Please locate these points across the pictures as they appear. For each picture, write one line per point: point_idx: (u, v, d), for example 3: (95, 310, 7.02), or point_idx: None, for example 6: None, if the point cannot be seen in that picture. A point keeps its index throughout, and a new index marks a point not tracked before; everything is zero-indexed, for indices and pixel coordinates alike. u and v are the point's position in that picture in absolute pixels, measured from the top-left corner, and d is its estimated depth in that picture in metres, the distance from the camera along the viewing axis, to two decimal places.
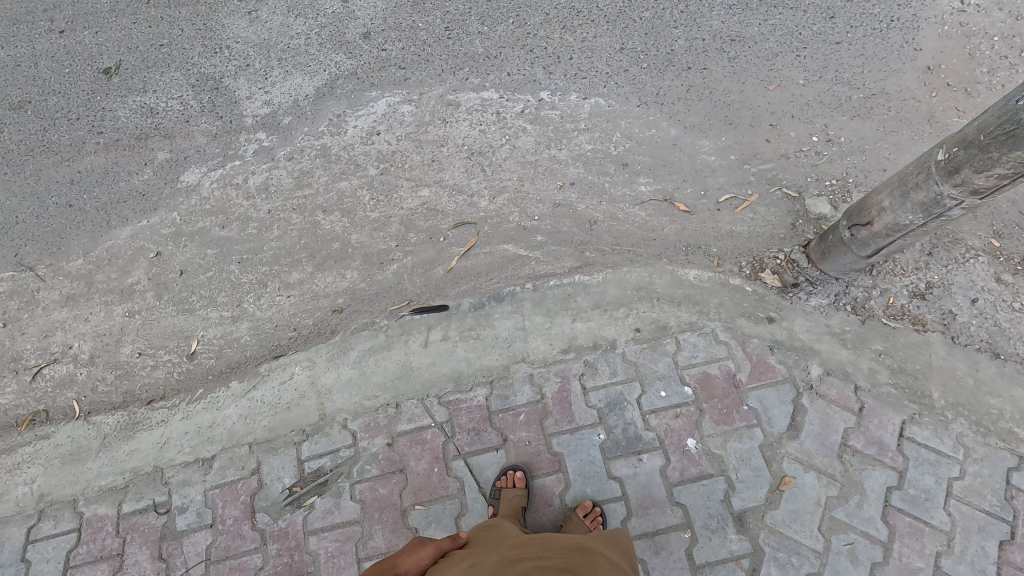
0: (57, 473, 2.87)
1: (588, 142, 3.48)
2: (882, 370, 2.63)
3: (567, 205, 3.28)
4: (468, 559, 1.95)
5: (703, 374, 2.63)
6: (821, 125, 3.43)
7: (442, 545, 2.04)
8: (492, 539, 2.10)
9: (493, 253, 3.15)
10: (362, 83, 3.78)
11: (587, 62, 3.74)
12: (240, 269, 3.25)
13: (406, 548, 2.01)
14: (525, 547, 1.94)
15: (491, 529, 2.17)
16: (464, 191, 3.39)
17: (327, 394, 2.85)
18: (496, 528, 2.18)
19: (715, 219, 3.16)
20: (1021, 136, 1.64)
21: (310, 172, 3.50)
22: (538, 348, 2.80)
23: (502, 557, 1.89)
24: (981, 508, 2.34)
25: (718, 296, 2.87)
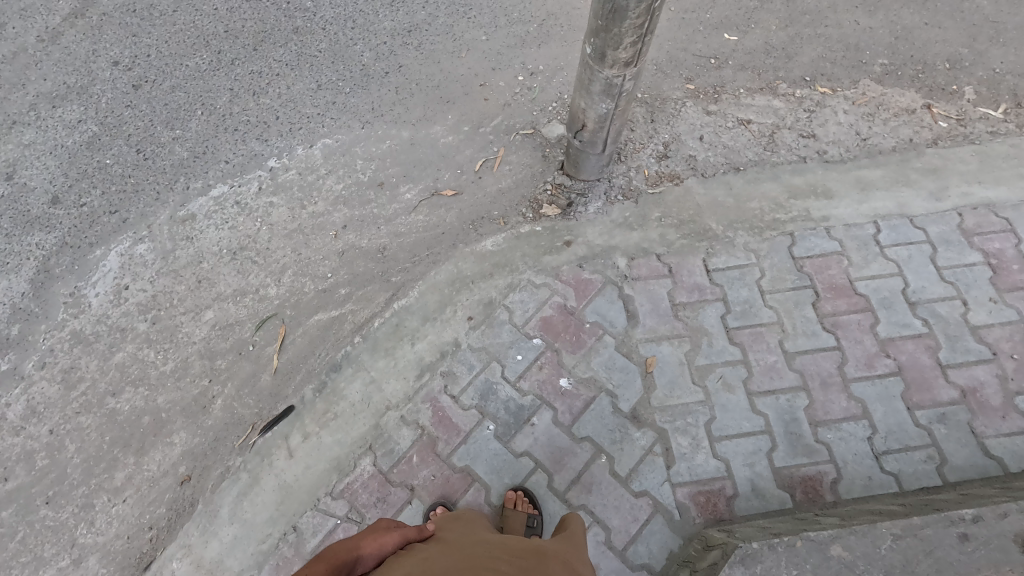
0: None
1: (338, 183, 3.44)
2: (669, 230, 2.95)
3: (351, 248, 3.22)
4: (432, 550, 1.71)
5: (542, 320, 2.74)
6: (519, 64, 3.72)
7: (407, 534, 1.80)
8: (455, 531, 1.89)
9: (309, 331, 3.02)
10: (79, 248, 3.36)
11: (294, 112, 3.68)
12: (52, 508, 2.75)
13: (367, 533, 1.77)
14: (490, 547, 1.74)
15: (456, 521, 1.96)
16: (248, 290, 3.18)
17: (222, 566, 2.54)
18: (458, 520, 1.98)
19: (482, 187, 3.30)
20: (620, 8, 1.92)
21: (74, 367, 3.06)
22: (395, 389, 2.72)
23: (468, 553, 1.68)
24: (789, 288, 2.73)
25: (519, 248, 3.01)
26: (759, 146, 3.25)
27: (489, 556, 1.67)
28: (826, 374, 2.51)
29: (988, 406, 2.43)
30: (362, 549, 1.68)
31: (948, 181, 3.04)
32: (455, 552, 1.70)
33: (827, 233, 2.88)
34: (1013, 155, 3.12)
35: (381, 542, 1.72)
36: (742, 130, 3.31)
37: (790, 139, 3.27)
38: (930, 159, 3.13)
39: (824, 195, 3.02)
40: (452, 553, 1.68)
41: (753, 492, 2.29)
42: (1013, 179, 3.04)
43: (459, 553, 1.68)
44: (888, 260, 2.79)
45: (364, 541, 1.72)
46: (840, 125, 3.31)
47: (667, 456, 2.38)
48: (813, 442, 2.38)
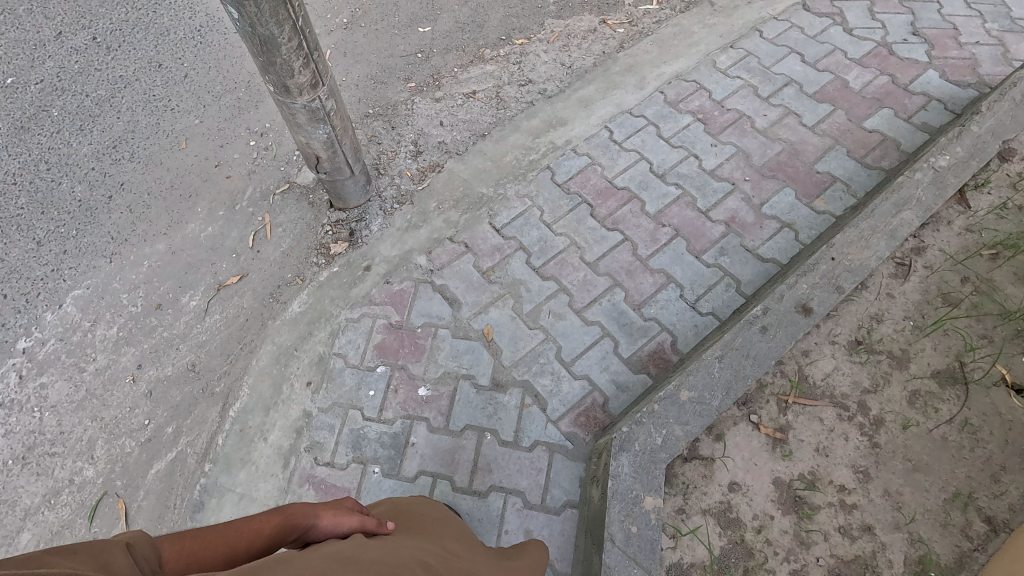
0: None
1: (111, 327, 3.08)
2: (451, 212, 3.08)
3: (157, 383, 2.92)
4: (389, 541, 1.39)
5: (376, 348, 2.72)
6: (245, 131, 3.62)
7: (371, 522, 1.48)
8: (416, 528, 1.57)
9: (151, 489, 2.68)
10: None
11: (23, 281, 3.22)
12: None
13: (335, 503, 1.47)
14: (445, 561, 1.41)
15: (420, 517, 1.64)
16: (59, 487, 2.74)
17: None
18: (421, 515, 1.66)
19: (264, 259, 3.17)
20: (269, 39, 1.98)
21: None
22: (267, 491, 2.52)
23: (421, 556, 1.36)
24: (568, 211, 3.00)
25: (326, 295, 2.95)
26: (492, 108, 3.50)
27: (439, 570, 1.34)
28: (628, 264, 2.80)
29: (748, 224, 2.87)
30: (320, 519, 1.37)
31: (644, 71, 3.52)
32: (408, 547, 1.37)
33: (576, 153, 3.20)
34: (679, 32, 3.70)
35: (342, 521, 1.41)
36: (472, 102, 3.55)
37: (514, 92, 3.56)
38: (624, 61, 3.60)
39: (560, 124, 3.35)
40: (403, 547, 1.36)
41: (619, 389, 2.49)
42: (686, 49, 3.60)
43: (411, 550, 1.36)
44: (629, 152, 3.17)
45: (327, 511, 1.41)
46: (546, 63, 3.68)
47: (540, 402, 2.49)
48: (643, 322, 2.64)
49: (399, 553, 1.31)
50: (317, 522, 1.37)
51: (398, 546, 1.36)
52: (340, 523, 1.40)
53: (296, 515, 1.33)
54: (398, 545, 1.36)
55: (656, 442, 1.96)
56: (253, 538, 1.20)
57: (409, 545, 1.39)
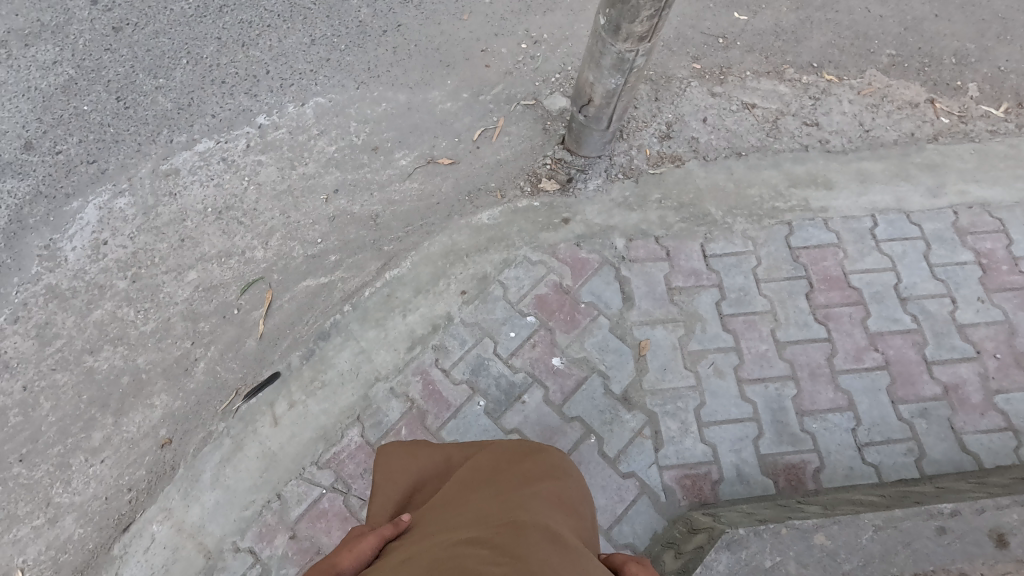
0: None
1: (330, 144, 3.31)
2: (668, 212, 2.92)
3: (342, 213, 3.13)
4: (421, 542, 1.38)
5: (536, 297, 2.72)
6: (523, 32, 3.58)
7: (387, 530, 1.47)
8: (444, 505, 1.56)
9: (296, 297, 2.94)
10: (55, 199, 3.23)
11: (285, 68, 3.51)
12: (27, 466, 2.72)
13: (347, 539, 1.43)
14: (487, 518, 1.39)
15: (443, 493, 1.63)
16: (233, 252, 3.08)
17: (202, 530, 2.50)
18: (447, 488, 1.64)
19: (479, 157, 3.22)
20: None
21: (50, 323, 2.97)
22: (384, 360, 2.69)
23: (462, 534, 1.33)
24: (783, 277, 2.74)
25: (516, 222, 2.96)
26: (762, 131, 3.21)
27: (493, 533, 1.31)
28: (815, 365, 2.54)
29: (969, 402, 2.48)
30: (342, 563, 1.33)
31: (946, 179, 3.04)
32: (445, 537, 1.33)
33: (824, 224, 2.88)
34: (1012, 156, 3.12)
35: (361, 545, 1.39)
36: (746, 114, 3.26)
37: (793, 126, 3.23)
38: (929, 155, 3.12)
39: (824, 185, 3.01)
40: (442, 541, 1.32)
41: (739, 478, 2.34)
42: (1010, 180, 3.05)
43: (449, 538, 1.33)
44: (882, 255, 2.80)
45: (341, 553, 1.38)
46: (843, 114, 3.28)
47: (656, 439, 2.40)
48: (798, 430, 2.42)
49: (444, 550, 1.26)
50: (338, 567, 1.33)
51: (436, 543, 1.32)
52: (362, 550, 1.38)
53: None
54: (433, 542, 1.33)
55: (763, 562, 1.83)
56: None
57: (443, 536, 1.35)
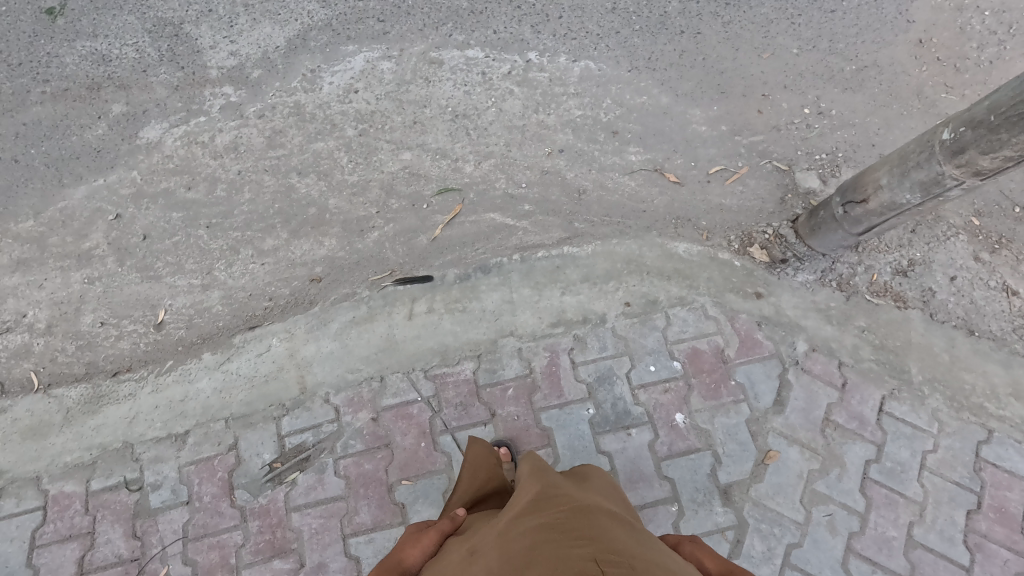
0: (19, 447, 2.72)
1: (577, 108, 3.33)
2: (864, 345, 2.69)
3: (554, 173, 3.17)
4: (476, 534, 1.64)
5: (692, 349, 2.65)
6: (813, 97, 3.34)
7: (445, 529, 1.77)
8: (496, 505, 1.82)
9: (478, 222, 3.04)
10: (337, 35, 3.53)
11: (577, 21, 3.53)
12: (210, 234, 3.11)
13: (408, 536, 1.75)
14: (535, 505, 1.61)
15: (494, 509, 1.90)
16: (448, 156, 3.24)
17: (308, 367, 2.70)
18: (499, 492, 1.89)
19: (704, 192, 3.11)
20: None
21: (283, 132, 3.32)
22: (526, 321, 2.74)
23: (514, 519, 1.56)
24: (952, 479, 2.46)
25: (708, 270, 2.87)
26: (1009, 324, 2.75)
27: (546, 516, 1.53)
28: None
29: None
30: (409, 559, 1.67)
31: None
32: (502, 524, 1.56)
33: None
34: None
35: (422, 542, 1.71)
36: (1000, 297, 2.79)
37: None
38: None
39: None
40: (498, 527, 1.55)
41: None
42: None
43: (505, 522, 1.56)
44: None
45: (407, 547, 1.72)
46: None
47: (734, 546, 2.36)
48: None
49: (502, 536, 1.49)
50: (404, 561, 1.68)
51: (492, 530, 1.55)
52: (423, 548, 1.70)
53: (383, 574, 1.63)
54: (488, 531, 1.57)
55: None
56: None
57: (498, 525, 1.59)
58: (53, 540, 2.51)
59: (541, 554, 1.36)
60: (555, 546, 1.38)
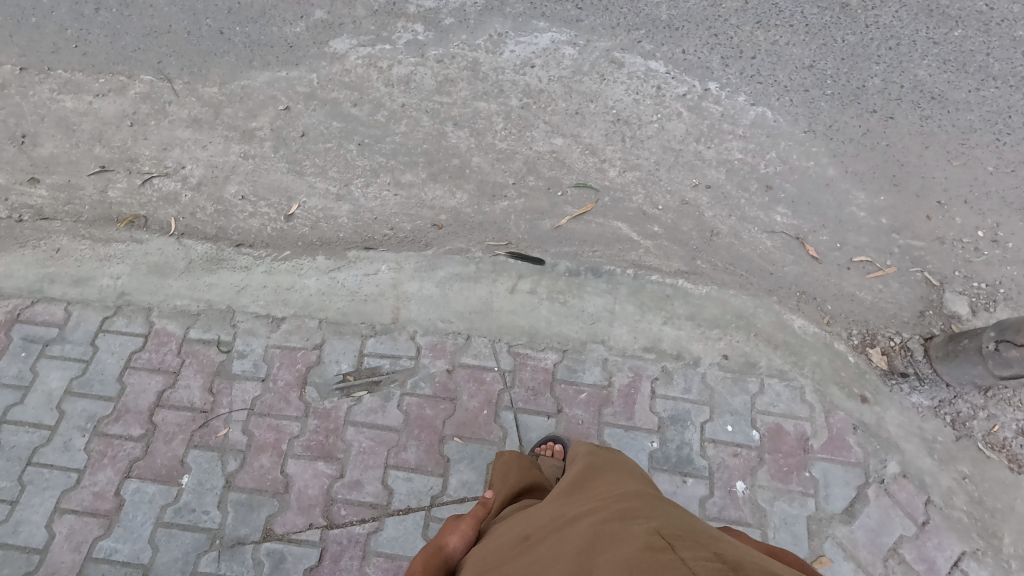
0: (141, 277, 2.99)
1: (739, 150, 3.25)
2: (961, 493, 2.49)
3: (695, 205, 3.11)
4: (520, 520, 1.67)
5: (776, 426, 2.58)
6: (992, 222, 3.08)
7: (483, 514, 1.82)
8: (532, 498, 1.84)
9: (604, 226, 3.04)
10: (533, 9, 3.62)
11: (768, 67, 3.43)
12: (359, 151, 3.29)
13: (449, 522, 1.79)
14: (584, 492, 1.62)
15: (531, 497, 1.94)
16: (597, 155, 3.25)
17: (405, 301, 2.82)
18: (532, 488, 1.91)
19: (841, 276, 2.96)
20: None
21: (453, 82, 3.45)
22: (620, 336, 2.74)
23: (565, 506, 1.57)
24: None
25: (818, 355, 2.75)
26: None
27: (598, 500, 1.54)
28: None
29: None
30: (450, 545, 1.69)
31: None
32: (553, 510, 1.57)
33: None
34: None
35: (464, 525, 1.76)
36: None
37: None
38: None
39: None
40: (550, 513, 1.56)
41: None
42: None
43: (556, 509, 1.57)
44: None
45: (449, 532, 1.75)
46: None
47: None
48: None
49: (555, 520, 1.50)
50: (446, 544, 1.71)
51: (544, 515, 1.56)
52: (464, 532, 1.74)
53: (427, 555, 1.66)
54: (538, 516, 1.58)
55: None
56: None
57: (544, 511, 1.60)
58: (143, 367, 2.73)
59: (601, 531, 1.37)
60: (613, 521, 1.39)
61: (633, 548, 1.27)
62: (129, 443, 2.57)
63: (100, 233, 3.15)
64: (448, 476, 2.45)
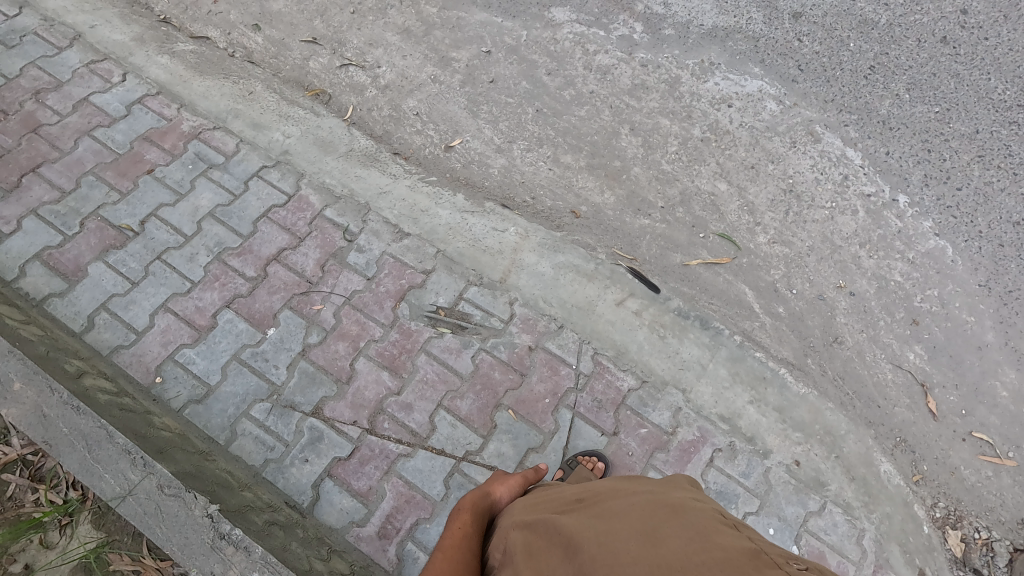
0: (306, 145, 3.23)
1: (901, 273, 3.04)
2: None
3: (830, 306, 2.95)
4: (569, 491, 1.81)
5: (819, 552, 2.46)
6: None
7: (524, 482, 2.04)
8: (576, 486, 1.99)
9: (731, 285, 2.96)
10: (754, 53, 3.53)
11: (970, 205, 3.17)
12: (534, 116, 3.37)
13: (493, 480, 1.99)
14: (639, 481, 1.76)
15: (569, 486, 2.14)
16: (754, 214, 3.15)
17: (518, 268, 2.88)
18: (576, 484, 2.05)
19: (952, 444, 2.72)
20: None
21: (647, 90, 3.45)
22: (701, 393, 2.67)
23: (621, 484, 1.71)
24: None
25: (893, 507, 2.56)
26: None
27: (655, 487, 1.68)
28: None
29: None
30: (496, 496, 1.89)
31: None
32: (609, 485, 1.71)
33: None
34: None
35: (507, 484, 1.98)
36: None
37: None
38: None
39: None
40: (607, 485, 1.71)
41: None
42: None
43: (613, 483, 1.71)
44: None
45: (494, 487, 1.96)
46: None
47: None
48: None
49: (609, 492, 1.64)
50: (493, 493, 1.91)
51: (600, 487, 1.70)
52: (508, 489, 1.96)
53: (477, 494, 1.85)
54: (592, 487, 1.73)
55: None
56: (475, 529, 1.66)
57: (597, 487, 1.74)
58: (276, 221, 2.96)
59: (660, 504, 1.50)
60: (672, 503, 1.51)
61: (696, 519, 1.42)
62: (239, 280, 2.80)
63: (290, 94, 3.43)
64: (489, 440, 2.51)
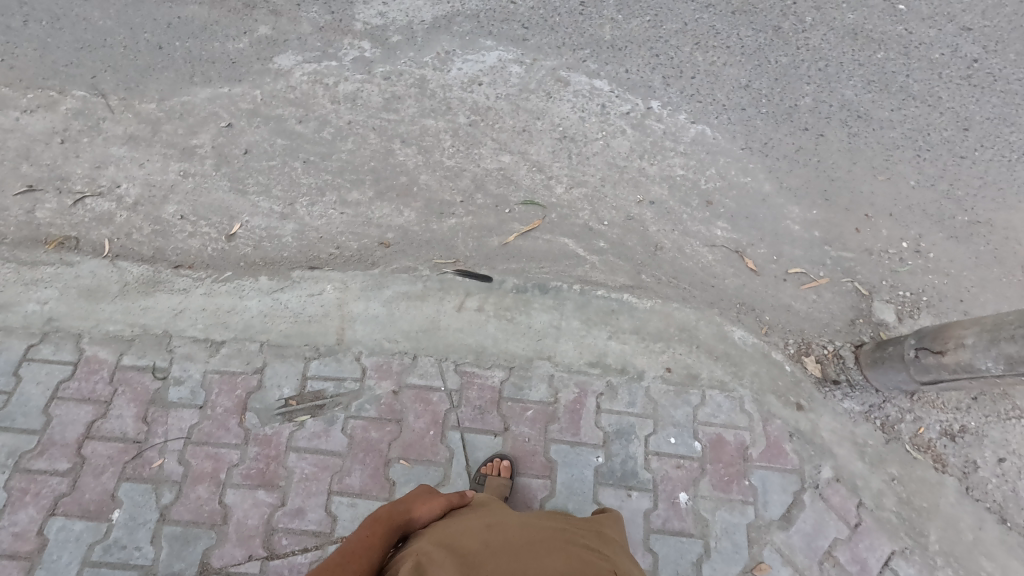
0: (71, 302, 2.85)
1: (681, 167, 3.35)
2: (890, 494, 2.62)
3: (639, 221, 3.18)
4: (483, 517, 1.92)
5: (717, 436, 2.67)
6: (915, 234, 3.25)
7: (451, 501, 2.03)
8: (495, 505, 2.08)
9: (552, 242, 3.08)
10: (480, 28, 3.66)
11: (707, 87, 3.56)
12: (304, 169, 3.24)
13: (418, 493, 2.01)
14: (554, 522, 1.90)
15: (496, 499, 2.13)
16: (543, 171, 3.30)
17: (350, 321, 2.79)
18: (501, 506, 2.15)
19: (777, 288, 3.07)
20: None
21: (401, 99, 3.45)
22: (566, 352, 2.78)
23: (532, 522, 1.85)
24: None
25: (756, 365, 2.84)
26: None
27: (566, 530, 1.83)
28: None
29: None
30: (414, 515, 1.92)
31: None
32: (521, 521, 1.85)
33: None
34: None
35: (432, 504, 1.97)
36: None
37: None
38: None
39: None
40: (519, 522, 1.84)
41: None
42: None
43: (524, 520, 1.84)
44: None
45: (417, 503, 1.97)
46: None
47: None
48: None
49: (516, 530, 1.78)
50: (413, 512, 1.92)
51: (511, 521, 1.84)
52: (431, 508, 1.97)
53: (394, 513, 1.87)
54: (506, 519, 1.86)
55: None
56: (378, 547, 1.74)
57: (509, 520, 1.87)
58: (71, 396, 2.60)
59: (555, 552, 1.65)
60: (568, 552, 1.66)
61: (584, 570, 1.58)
62: (54, 479, 2.44)
63: (26, 256, 3.00)
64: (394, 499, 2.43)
